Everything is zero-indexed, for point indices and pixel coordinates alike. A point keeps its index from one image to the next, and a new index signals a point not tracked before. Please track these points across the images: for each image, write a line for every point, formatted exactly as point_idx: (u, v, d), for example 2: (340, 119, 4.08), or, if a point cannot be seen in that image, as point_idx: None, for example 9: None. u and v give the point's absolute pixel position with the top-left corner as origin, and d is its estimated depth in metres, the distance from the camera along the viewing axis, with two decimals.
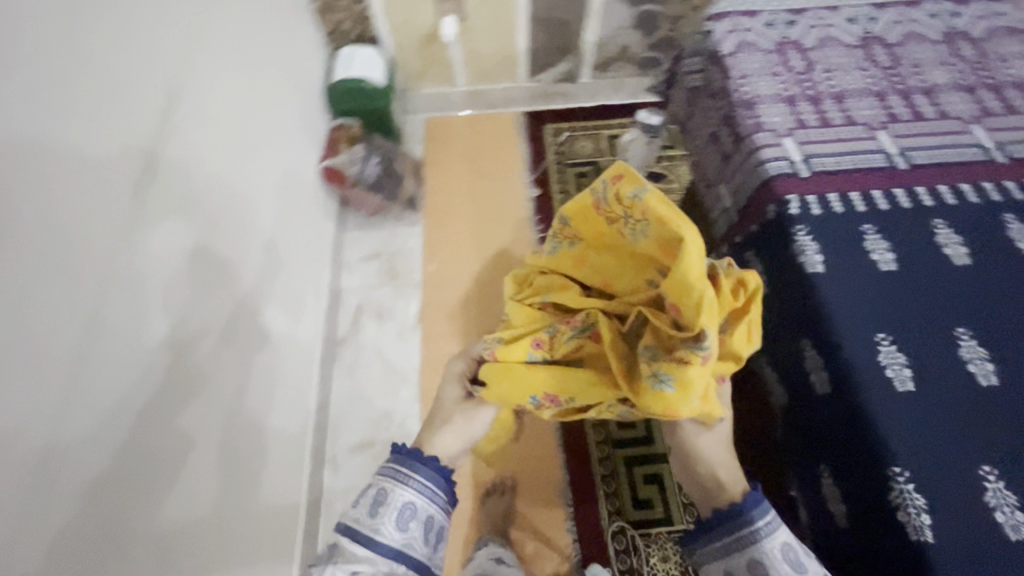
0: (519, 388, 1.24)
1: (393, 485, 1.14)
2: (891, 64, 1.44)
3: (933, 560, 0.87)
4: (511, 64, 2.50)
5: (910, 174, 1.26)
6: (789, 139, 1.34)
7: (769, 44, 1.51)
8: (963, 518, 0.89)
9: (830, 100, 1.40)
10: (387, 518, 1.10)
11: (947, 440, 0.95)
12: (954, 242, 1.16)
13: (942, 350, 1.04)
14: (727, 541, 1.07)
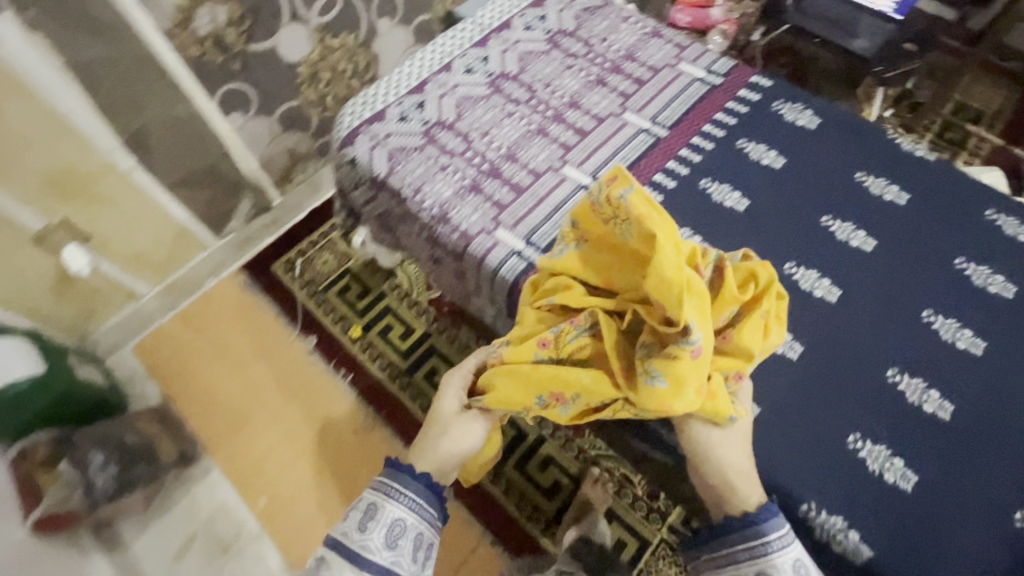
0: (522, 388, 0.96)
1: (389, 497, 0.98)
2: (578, 48, 1.43)
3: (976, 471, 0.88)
4: (188, 238, 1.81)
5: (671, 137, 1.28)
6: (572, 173, 1.24)
7: (449, 117, 1.32)
8: (978, 307, 1.03)
9: (608, 63, 1.41)
10: (376, 535, 0.95)
11: (917, 322, 1.03)
12: (807, 111, 1.29)
13: (896, 234, 1.12)
14: (734, 544, 0.89)
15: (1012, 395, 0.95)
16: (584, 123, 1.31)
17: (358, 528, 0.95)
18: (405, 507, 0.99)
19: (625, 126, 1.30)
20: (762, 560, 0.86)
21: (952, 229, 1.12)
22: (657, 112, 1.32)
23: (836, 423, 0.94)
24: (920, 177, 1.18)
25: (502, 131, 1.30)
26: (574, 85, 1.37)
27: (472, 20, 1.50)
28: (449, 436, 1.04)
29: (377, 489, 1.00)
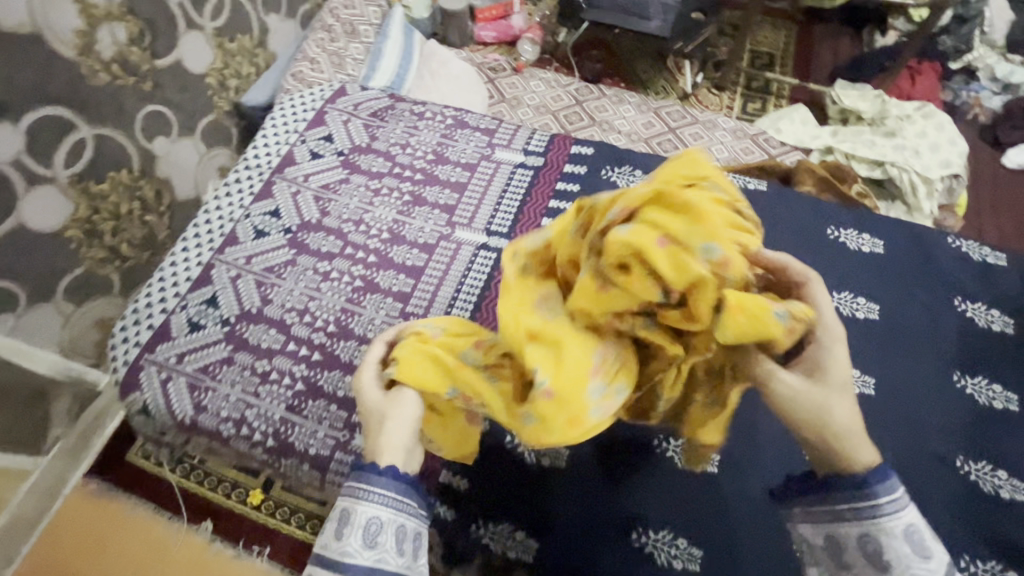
0: (435, 372, 0.78)
1: (364, 496, 0.69)
2: (373, 163, 1.24)
3: (1006, 441, 0.94)
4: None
5: (511, 246, 1.14)
6: (419, 326, 1.05)
7: (255, 300, 1.08)
8: (855, 341, 1.03)
9: (418, 174, 1.23)
10: (350, 532, 0.67)
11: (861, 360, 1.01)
12: (636, 173, 1.22)
13: None
14: (833, 507, 0.68)
15: (911, 429, 0.95)
16: (413, 259, 1.13)
17: (336, 537, 0.67)
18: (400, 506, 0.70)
19: (460, 248, 1.14)
20: (874, 527, 0.65)
21: (805, 261, 1.11)
22: (487, 219, 1.18)
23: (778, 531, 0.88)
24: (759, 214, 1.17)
25: (322, 302, 1.08)
26: (389, 215, 1.18)
27: (246, 165, 1.25)
28: (397, 437, 0.73)
29: (357, 491, 0.70)
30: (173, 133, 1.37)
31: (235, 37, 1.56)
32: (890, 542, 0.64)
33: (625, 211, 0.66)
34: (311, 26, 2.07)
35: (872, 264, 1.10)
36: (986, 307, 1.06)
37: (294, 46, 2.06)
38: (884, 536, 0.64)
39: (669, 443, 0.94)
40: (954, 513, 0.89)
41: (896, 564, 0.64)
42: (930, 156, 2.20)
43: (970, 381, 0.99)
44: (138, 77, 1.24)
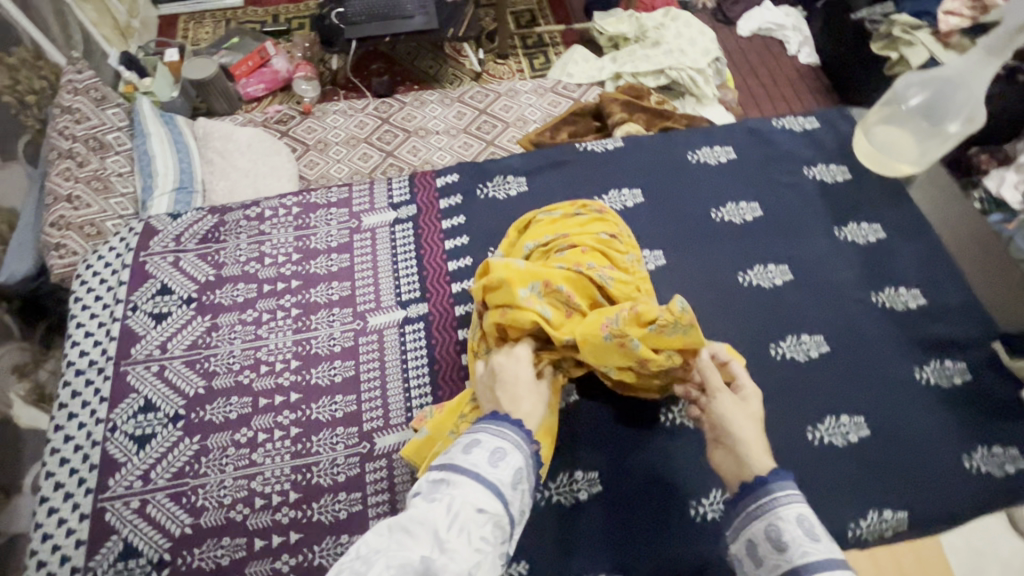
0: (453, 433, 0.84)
1: (501, 428, 0.69)
2: (235, 293, 1.05)
3: (891, 260, 1.13)
4: None
5: (432, 304, 1.06)
6: (388, 438, 0.93)
7: (183, 520, 0.86)
8: (757, 241, 1.14)
9: (292, 281, 1.07)
10: (476, 451, 0.65)
11: (768, 252, 1.13)
12: (509, 179, 1.20)
13: (677, 204, 1.18)
14: (745, 510, 0.72)
15: (831, 289, 1.09)
16: (341, 372, 0.99)
17: (463, 450, 0.64)
18: (527, 457, 0.69)
19: (384, 334, 1.03)
20: (770, 516, 0.69)
21: (685, 193, 1.20)
22: (393, 291, 1.07)
23: (791, 433, 0.95)
24: (628, 168, 1.23)
25: (265, 475, 0.90)
26: (287, 340, 1.02)
27: (75, 370, 0.98)
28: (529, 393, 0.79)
29: (492, 428, 0.69)
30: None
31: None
32: (785, 527, 0.68)
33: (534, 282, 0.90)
34: (44, 158, 1.59)
35: (735, 170, 1.22)
36: (825, 165, 1.24)
37: (35, 191, 1.57)
38: (779, 522, 0.68)
39: (674, 411, 0.97)
40: (892, 339, 1.04)
41: (792, 544, 0.66)
42: (694, 50, 2.49)
43: (846, 230, 1.16)
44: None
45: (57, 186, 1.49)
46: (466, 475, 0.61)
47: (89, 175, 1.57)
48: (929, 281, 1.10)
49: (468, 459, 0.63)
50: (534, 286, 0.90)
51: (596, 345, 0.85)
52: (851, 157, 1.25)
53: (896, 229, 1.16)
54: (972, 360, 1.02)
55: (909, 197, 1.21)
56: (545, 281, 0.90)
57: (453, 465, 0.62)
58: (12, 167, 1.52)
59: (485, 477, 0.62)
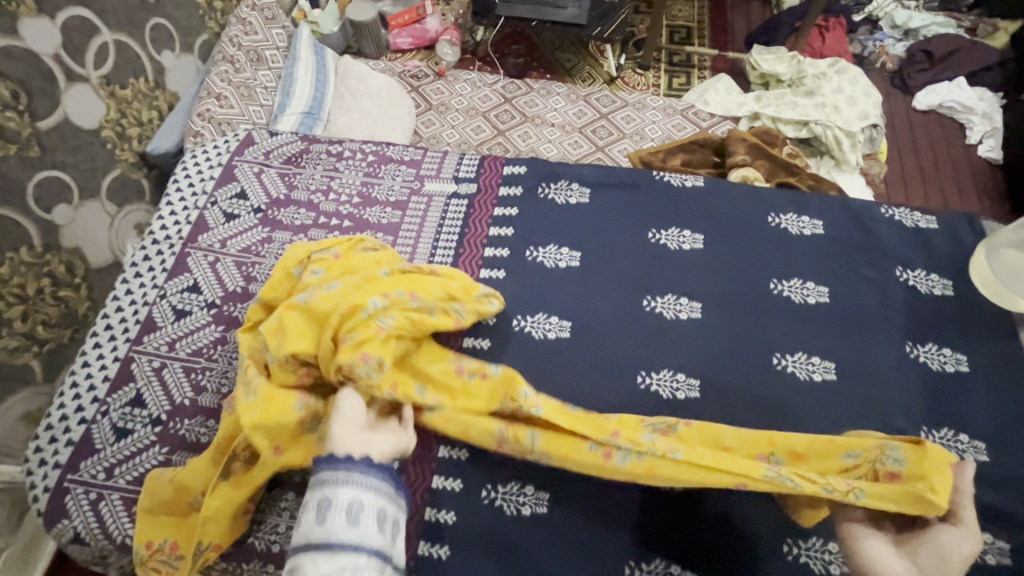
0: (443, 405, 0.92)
1: (350, 479, 0.74)
2: (296, 216, 1.15)
3: (965, 401, 0.97)
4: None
5: None
6: None
7: (186, 390, 0.98)
8: (811, 328, 1.03)
9: (345, 221, 1.15)
10: (309, 514, 0.72)
11: (819, 344, 1.02)
12: (572, 186, 1.19)
13: (740, 264, 1.10)
14: None
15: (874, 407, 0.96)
16: None
17: (315, 518, 0.71)
18: (390, 493, 0.77)
19: None
20: None
21: (753, 253, 1.10)
22: (426, 256, 1.11)
23: (764, 538, 0.87)
24: (701, 211, 1.16)
25: None
26: None
27: (153, 238, 1.14)
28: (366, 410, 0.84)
29: (339, 477, 0.74)
30: (74, 198, 1.30)
31: (128, 82, 1.46)
32: None
33: (328, 339, 0.89)
34: (212, 57, 1.79)
35: (815, 246, 1.11)
36: (924, 273, 1.09)
37: (197, 82, 1.75)
38: None
39: None
40: None
41: None
42: (850, 110, 2.24)
43: (921, 349, 1.01)
44: (21, 145, 1.16)
45: (213, 84, 1.68)
46: (322, 543, 0.69)
47: (241, 81, 1.75)
48: (1004, 440, 0.94)
49: (313, 518, 0.71)
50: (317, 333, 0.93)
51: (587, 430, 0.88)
52: (961, 275, 1.09)
53: (987, 370, 1.00)
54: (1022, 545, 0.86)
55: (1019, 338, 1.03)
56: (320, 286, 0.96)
57: (310, 541, 0.70)
58: (185, 59, 1.73)
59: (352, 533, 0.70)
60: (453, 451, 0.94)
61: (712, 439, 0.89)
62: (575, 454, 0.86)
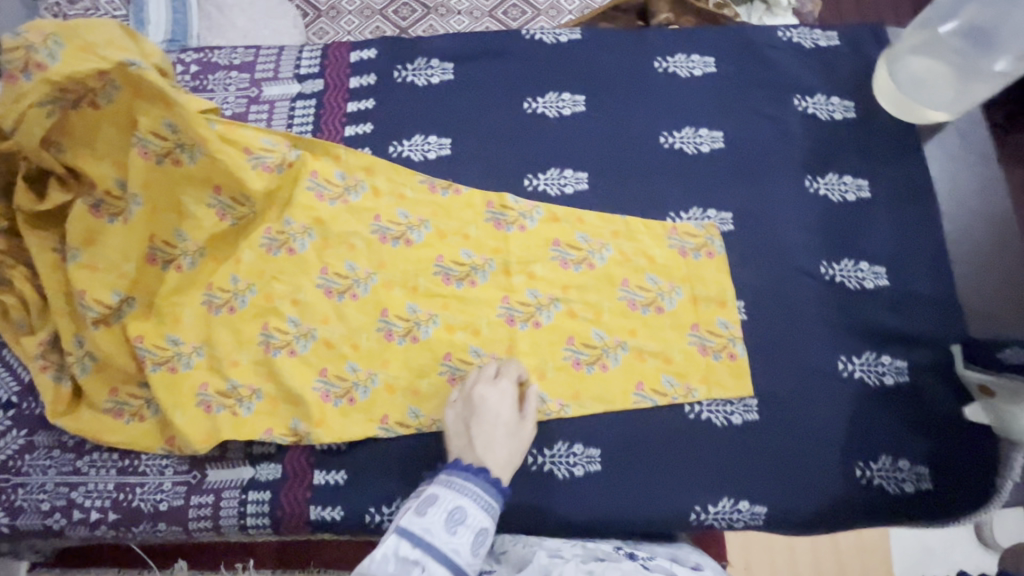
0: (364, 312, 0.90)
1: (456, 483, 0.72)
2: None
3: (868, 228, 0.91)
4: None
5: None
6: None
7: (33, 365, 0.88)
8: (707, 179, 0.94)
9: None
10: (432, 509, 0.70)
11: (712, 195, 0.93)
12: (433, 63, 1.03)
13: (628, 122, 0.97)
14: None
15: (772, 250, 0.90)
16: None
17: (420, 509, 0.70)
18: (488, 502, 0.73)
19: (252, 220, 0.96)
20: None
21: (639, 107, 0.98)
22: None
23: (664, 402, 0.84)
24: (581, 67, 1.01)
25: None
26: None
27: None
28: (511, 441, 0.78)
29: (455, 481, 0.73)
30: None
31: None
32: None
33: (223, 328, 0.88)
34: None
35: (708, 88, 0.99)
36: (826, 97, 0.98)
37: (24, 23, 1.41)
38: None
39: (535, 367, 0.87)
40: (824, 320, 0.87)
41: None
42: None
43: (822, 182, 0.94)
44: None
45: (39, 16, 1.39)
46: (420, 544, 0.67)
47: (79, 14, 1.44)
48: (907, 261, 0.90)
49: (405, 518, 0.69)
50: (100, 175, 0.83)
51: (466, 219, 0.94)
52: (864, 93, 0.98)
53: (891, 193, 0.93)
54: (919, 361, 0.85)
55: (924, 153, 0.95)
56: (190, 338, 0.87)
57: (408, 532, 0.68)
58: None
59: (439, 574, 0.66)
60: (335, 381, 0.86)
61: (570, 319, 0.88)
62: (318, 297, 0.91)
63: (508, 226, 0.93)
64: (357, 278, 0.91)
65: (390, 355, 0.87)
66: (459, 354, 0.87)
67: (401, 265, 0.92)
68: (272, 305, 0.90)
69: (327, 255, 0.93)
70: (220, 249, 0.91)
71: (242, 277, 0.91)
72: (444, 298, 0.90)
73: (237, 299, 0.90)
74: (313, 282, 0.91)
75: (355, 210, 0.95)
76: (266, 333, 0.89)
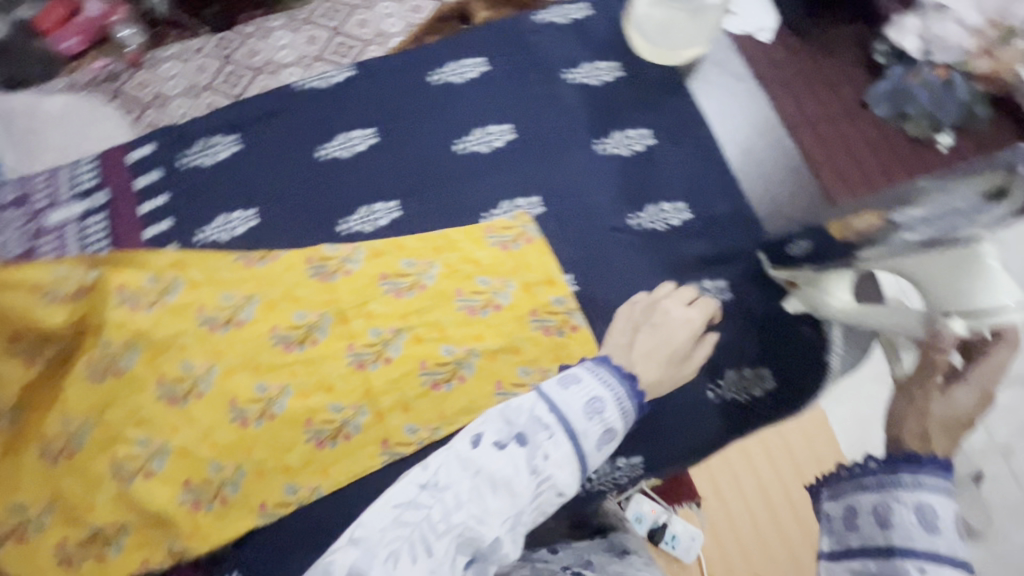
0: (214, 408, 0.86)
1: (597, 374, 0.73)
2: None
3: (659, 170, 0.98)
4: None
5: None
6: None
7: None
8: (508, 171, 0.98)
9: None
10: (567, 390, 0.70)
11: (515, 186, 0.98)
12: (216, 140, 1.01)
13: (422, 141, 1.00)
14: (862, 484, 0.64)
15: (583, 217, 0.95)
16: None
17: (565, 387, 0.71)
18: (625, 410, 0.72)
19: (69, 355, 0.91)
20: (888, 493, 0.62)
21: (428, 123, 1.02)
22: None
23: (524, 392, 0.88)
24: (363, 102, 1.03)
25: None
26: None
27: None
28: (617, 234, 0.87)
29: (594, 373, 0.73)
30: None
31: None
32: (899, 512, 0.60)
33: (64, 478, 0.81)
34: None
35: (486, 87, 1.04)
36: (591, 64, 1.04)
37: None
38: (894, 503, 0.61)
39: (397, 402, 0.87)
40: (645, 266, 0.93)
41: (899, 525, 0.60)
42: None
43: (609, 142, 1.00)
44: None
45: None
46: (566, 434, 0.68)
47: None
48: (701, 190, 0.97)
49: (548, 386, 0.71)
50: None
51: (290, 281, 0.93)
52: (624, 50, 1.06)
53: (670, 134, 1.00)
54: (738, 274, 0.91)
55: (688, 90, 1.04)
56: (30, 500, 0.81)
57: (555, 398, 0.69)
58: None
59: (565, 444, 0.67)
60: (201, 487, 0.83)
61: (417, 345, 0.89)
62: (162, 409, 0.85)
63: (333, 275, 0.93)
64: (198, 376, 0.87)
65: (250, 442, 0.85)
66: (319, 416, 0.86)
67: (239, 348, 0.89)
68: (112, 435, 0.82)
69: (159, 363, 0.86)
70: (39, 396, 0.85)
71: (68, 416, 0.82)
72: (290, 367, 0.89)
73: (71, 442, 0.81)
74: (152, 394, 0.85)
75: (176, 308, 0.88)
76: (113, 467, 0.81)
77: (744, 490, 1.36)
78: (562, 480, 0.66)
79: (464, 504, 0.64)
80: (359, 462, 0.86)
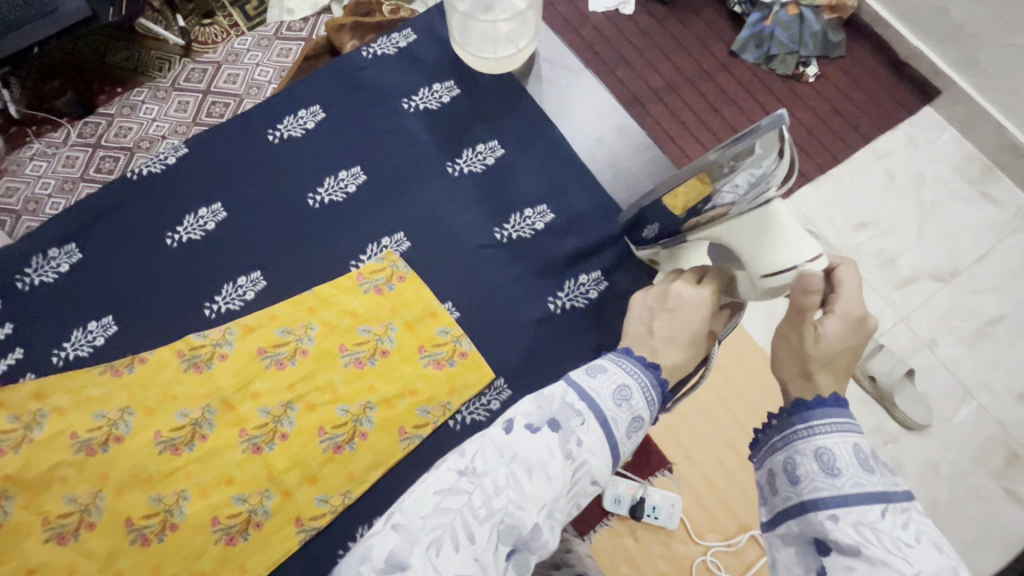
0: (110, 535, 0.81)
1: (624, 364, 0.69)
2: None
3: (514, 178, 1.00)
4: None
5: None
6: None
7: None
8: (367, 214, 0.97)
9: None
10: (593, 379, 0.66)
11: (377, 227, 0.96)
12: (52, 253, 0.95)
13: (274, 203, 0.98)
14: (772, 443, 0.64)
15: (450, 242, 0.96)
16: None
17: (593, 375, 0.67)
18: (650, 400, 0.68)
19: None
20: (791, 448, 0.62)
21: (277, 182, 0.99)
22: None
23: (427, 431, 0.87)
24: (205, 177, 0.99)
25: None
26: None
27: None
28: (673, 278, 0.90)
29: (620, 362, 0.70)
30: None
31: None
32: (802, 462, 0.60)
33: None
34: None
35: (328, 133, 1.02)
36: (428, 89, 1.04)
37: None
38: (797, 455, 0.61)
39: (302, 476, 0.85)
40: (519, 276, 0.94)
41: (805, 477, 0.59)
42: None
43: (461, 162, 1.00)
44: None
45: None
46: (598, 420, 0.63)
47: None
48: (559, 189, 0.99)
49: (576, 375, 0.66)
50: None
51: (165, 380, 0.87)
52: (457, 67, 1.06)
53: (518, 141, 1.02)
54: (606, 265, 0.96)
55: (528, 94, 1.06)
56: None
57: (584, 386, 0.65)
58: None
59: (597, 430, 0.62)
60: None
61: (311, 412, 0.87)
62: (54, 551, 0.80)
63: (207, 362, 0.89)
64: (86, 506, 0.82)
65: (157, 559, 0.80)
66: (224, 511, 0.83)
67: (123, 465, 0.83)
68: None
69: (43, 504, 0.81)
70: None
71: None
72: (182, 470, 0.84)
73: None
74: (40, 539, 0.80)
75: (46, 442, 0.83)
76: None
77: (706, 440, 1.20)
78: (596, 467, 0.61)
79: (502, 489, 0.57)
80: (277, 547, 0.83)
